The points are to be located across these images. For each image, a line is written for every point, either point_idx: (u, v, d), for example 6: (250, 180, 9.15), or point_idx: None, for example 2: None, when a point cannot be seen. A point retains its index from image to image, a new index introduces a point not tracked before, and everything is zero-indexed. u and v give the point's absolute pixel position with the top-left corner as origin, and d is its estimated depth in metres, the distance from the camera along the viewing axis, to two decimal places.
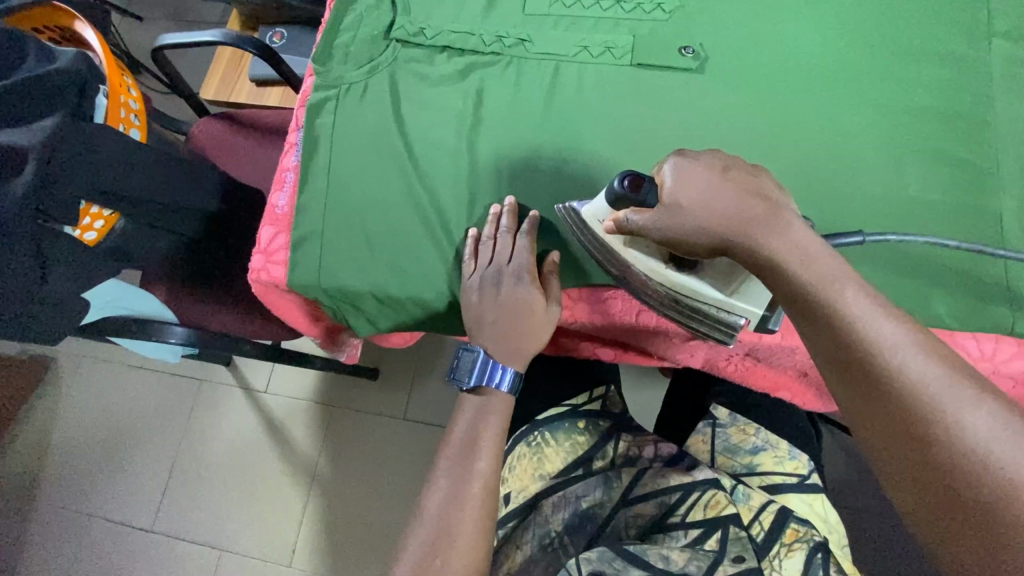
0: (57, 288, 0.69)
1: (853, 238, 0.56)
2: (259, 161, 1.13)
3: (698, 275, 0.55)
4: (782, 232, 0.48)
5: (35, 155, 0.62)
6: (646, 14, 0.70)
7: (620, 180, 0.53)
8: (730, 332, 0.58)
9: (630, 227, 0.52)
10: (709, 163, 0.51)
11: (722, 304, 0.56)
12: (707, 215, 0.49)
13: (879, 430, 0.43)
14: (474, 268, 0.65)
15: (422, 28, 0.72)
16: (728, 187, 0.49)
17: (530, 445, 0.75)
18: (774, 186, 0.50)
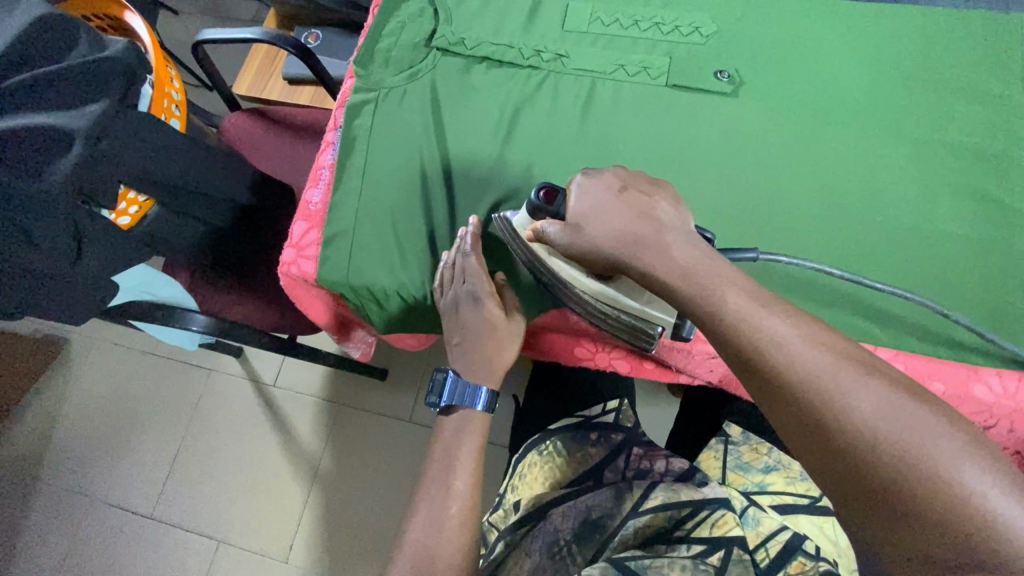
0: (90, 268, 0.70)
1: (749, 253, 0.58)
2: (288, 158, 1.15)
3: (611, 288, 0.58)
4: (669, 253, 0.49)
5: (81, 138, 0.63)
6: (683, 37, 0.71)
7: (536, 190, 0.57)
8: (649, 344, 0.62)
9: (545, 237, 0.56)
10: (609, 182, 0.54)
11: (636, 314, 0.58)
12: (602, 230, 0.52)
13: (769, 409, 0.43)
14: (443, 294, 0.65)
15: (462, 38, 0.74)
16: (628, 208, 0.52)
17: (542, 455, 0.79)
18: (669, 205, 0.53)
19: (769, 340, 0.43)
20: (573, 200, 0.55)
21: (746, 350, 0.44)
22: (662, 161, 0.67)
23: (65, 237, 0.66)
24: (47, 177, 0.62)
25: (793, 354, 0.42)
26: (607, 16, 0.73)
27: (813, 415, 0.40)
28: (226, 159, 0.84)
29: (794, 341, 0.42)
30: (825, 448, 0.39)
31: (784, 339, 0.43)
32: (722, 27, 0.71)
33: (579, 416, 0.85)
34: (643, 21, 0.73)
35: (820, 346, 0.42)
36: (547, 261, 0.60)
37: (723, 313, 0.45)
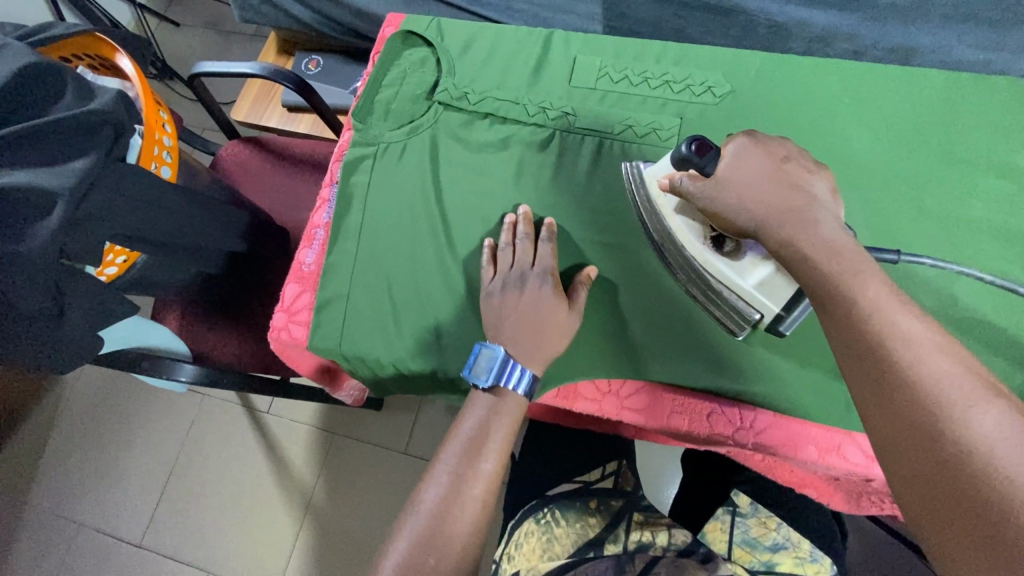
0: (72, 328, 0.67)
1: (892, 254, 0.53)
2: (284, 191, 1.12)
3: (725, 258, 0.55)
4: (815, 229, 0.48)
5: (63, 200, 0.60)
6: (696, 96, 0.68)
7: (689, 141, 0.53)
8: (744, 324, 0.57)
9: (683, 190, 0.54)
10: (777, 152, 0.53)
11: (746, 294, 0.54)
12: (749, 191, 0.51)
13: (873, 404, 0.41)
14: (493, 275, 0.62)
15: (465, 92, 0.71)
16: (779, 180, 0.51)
17: (540, 523, 0.76)
18: (828, 189, 0.51)
19: (943, 378, 0.38)
20: (727, 161, 0.53)
21: (894, 381, 0.40)
22: None
23: (46, 301, 0.63)
24: (28, 240, 0.60)
25: (972, 405, 0.36)
26: (616, 72, 0.71)
27: (967, 482, 0.35)
28: (219, 209, 0.80)
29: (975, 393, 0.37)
30: (921, 453, 0.37)
31: (914, 337, 0.40)
32: (737, 87, 0.68)
33: (577, 482, 0.82)
34: (654, 78, 0.70)
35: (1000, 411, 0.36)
36: (669, 220, 0.58)
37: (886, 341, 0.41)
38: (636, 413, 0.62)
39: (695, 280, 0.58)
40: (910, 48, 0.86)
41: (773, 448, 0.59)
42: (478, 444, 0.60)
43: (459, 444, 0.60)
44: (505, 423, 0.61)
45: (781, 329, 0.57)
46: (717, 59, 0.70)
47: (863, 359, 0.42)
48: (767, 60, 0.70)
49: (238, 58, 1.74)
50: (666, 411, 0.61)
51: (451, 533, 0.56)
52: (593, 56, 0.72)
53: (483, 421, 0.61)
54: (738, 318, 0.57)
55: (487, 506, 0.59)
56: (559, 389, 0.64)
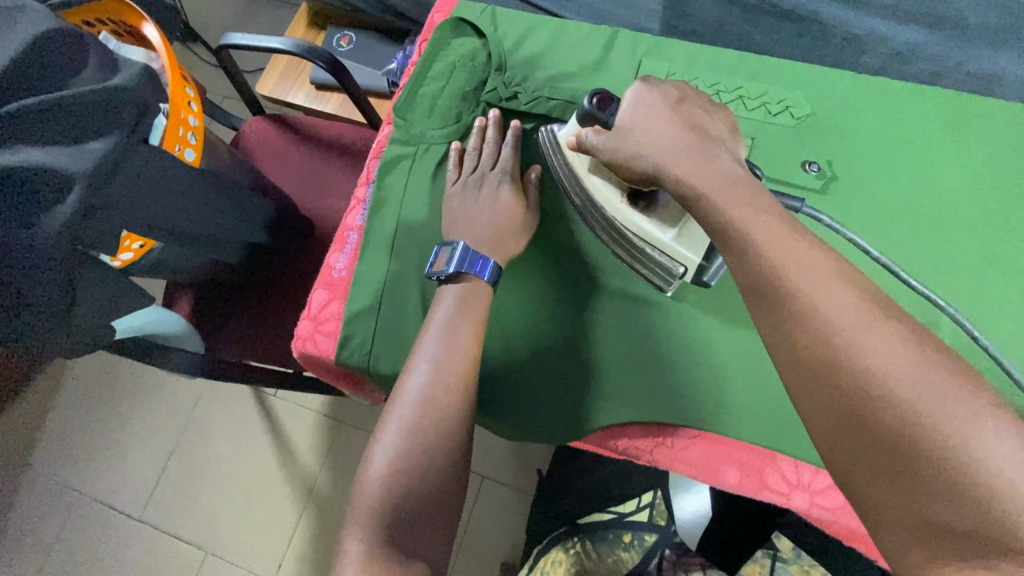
0: (84, 322, 0.62)
1: (796, 203, 0.53)
2: (307, 174, 1.07)
3: (644, 211, 0.54)
4: (718, 169, 0.47)
5: (81, 185, 0.56)
6: (771, 115, 0.62)
7: (591, 97, 0.54)
8: (668, 279, 0.57)
9: (589, 145, 0.53)
10: (671, 94, 0.52)
11: (665, 247, 0.54)
12: (650, 140, 0.50)
13: (811, 397, 0.38)
14: (457, 176, 0.63)
15: (517, 92, 0.66)
16: (680, 124, 0.50)
17: (568, 553, 0.73)
18: (725, 128, 0.51)
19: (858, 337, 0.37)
20: (625, 107, 0.53)
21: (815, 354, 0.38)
22: None
23: (57, 297, 0.58)
24: (40, 227, 0.55)
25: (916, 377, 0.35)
26: (684, 80, 0.65)
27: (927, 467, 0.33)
28: (245, 197, 0.76)
29: (888, 343, 0.36)
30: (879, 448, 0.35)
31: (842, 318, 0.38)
32: (816, 107, 0.62)
33: (611, 512, 0.77)
34: (726, 91, 0.64)
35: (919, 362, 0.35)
36: (585, 177, 0.58)
37: (800, 308, 0.40)
38: (688, 468, 0.56)
39: (618, 240, 0.59)
40: (999, 75, 0.79)
41: (833, 516, 0.54)
42: (444, 340, 0.54)
43: (430, 342, 0.55)
44: (471, 319, 0.56)
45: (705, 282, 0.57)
46: (795, 74, 0.64)
47: (805, 356, 0.39)
48: (849, 79, 0.64)
49: (265, 25, 1.67)
50: (717, 465, 0.55)
51: (431, 437, 0.51)
52: (659, 61, 0.66)
53: (450, 317, 0.55)
54: (663, 273, 0.56)
55: (461, 418, 0.53)
56: (603, 429, 0.59)
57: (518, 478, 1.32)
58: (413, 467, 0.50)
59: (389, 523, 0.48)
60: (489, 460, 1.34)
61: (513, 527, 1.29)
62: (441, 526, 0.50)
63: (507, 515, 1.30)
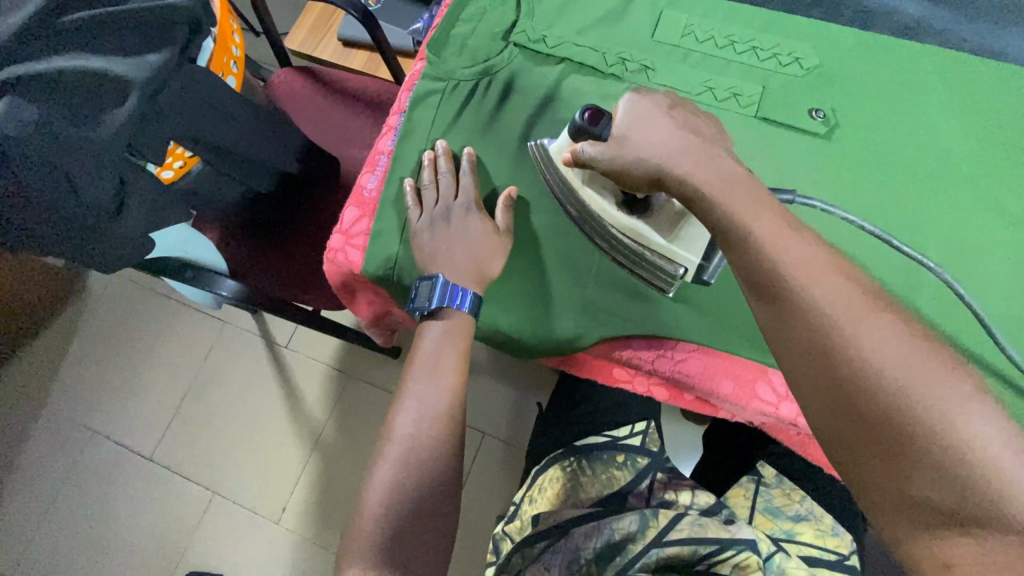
0: (128, 225, 0.67)
1: (785, 194, 0.56)
2: (332, 124, 1.11)
3: (645, 219, 0.57)
4: (720, 167, 0.50)
5: (139, 89, 0.61)
6: (782, 66, 0.67)
7: (581, 111, 0.55)
8: (669, 279, 0.58)
9: (586, 157, 0.54)
10: (658, 102, 0.55)
11: (665, 250, 0.56)
12: (650, 147, 0.52)
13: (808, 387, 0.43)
14: (421, 213, 0.65)
15: (544, 36, 0.70)
16: (677, 130, 0.52)
17: (566, 471, 0.78)
18: (715, 131, 0.54)
19: (863, 334, 0.41)
20: (620, 117, 0.55)
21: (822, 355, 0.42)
22: None
23: (110, 193, 0.63)
24: (99, 125, 0.60)
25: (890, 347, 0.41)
26: (701, 31, 0.69)
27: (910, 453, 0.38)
28: (282, 127, 0.80)
29: (884, 336, 0.41)
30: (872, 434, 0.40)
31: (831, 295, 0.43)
32: (824, 61, 0.67)
33: (605, 436, 0.82)
34: (741, 43, 0.68)
35: (909, 350, 0.40)
36: (581, 189, 0.60)
37: (803, 306, 0.43)
38: (685, 377, 0.61)
39: (619, 248, 0.60)
40: (1000, 50, 0.83)
41: None
42: (430, 368, 0.65)
43: (417, 377, 0.65)
44: (455, 346, 0.65)
45: (705, 279, 0.59)
46: (806, 30, 0.68)
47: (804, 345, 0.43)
48: (858, 37, 0.68)
49: None
50: (715, 375, 0.60)
51: (422, 454, 0.61)
52: (679, 12, 0.70)
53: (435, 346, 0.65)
54: (665, 277, 0.58)
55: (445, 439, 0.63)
56: (609, 340, 0.63)
57: (517, 435, 1.37)
58: (407, 480, 0.61)
59: (398, 509, 0.59)
60: (493, 416, 1.39)
61: (511, 480, 1.34)
62: (433, 516, 0.61)
63: (506, 469, 1.35)
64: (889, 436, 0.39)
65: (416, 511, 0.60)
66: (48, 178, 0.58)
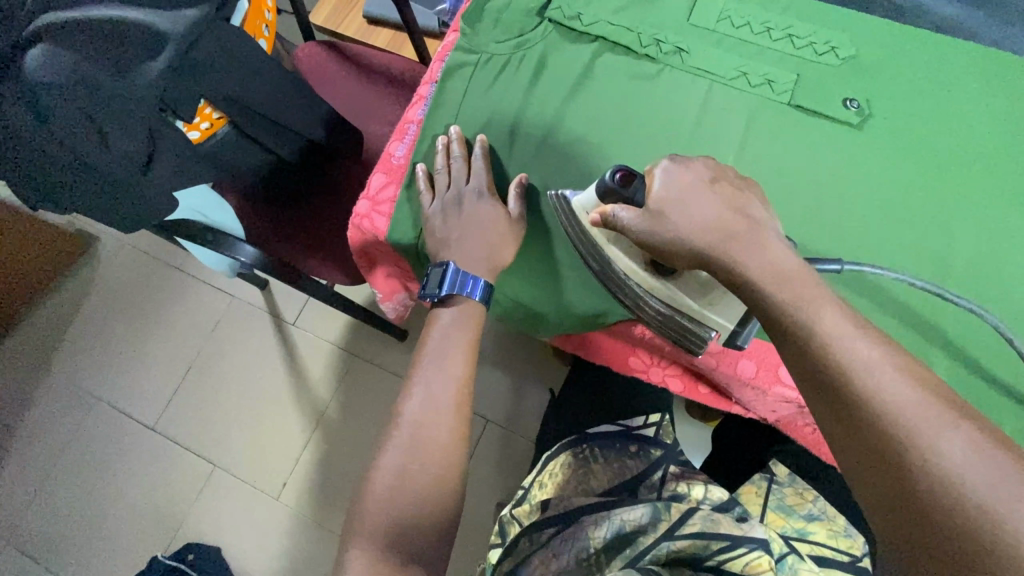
0: (157, 181, 0.68)
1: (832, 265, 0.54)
2: (354, 99, 1.10)
3: (675, 285, 0.55)
4: (761, 250, 0.49)
5: (173, 44, 0.61)
6: (817, 55, 0.66)
7: (613, 172, 0.53)
8: (699, 342, 0.56)
9: (617, 222, 0.53)
10: (698, 172, 0.53)
11: (696, 313, 0.55)
12: (687, 219, 0.51)
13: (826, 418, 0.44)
14: (431, 199, 0.65)
15: (579, 14, 0.69)
16: (716, 202, 0.51)
17: (577, 458, 0.76)
18: (755, 203, 0.52)
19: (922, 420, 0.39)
20: (656, 185, 0.53)
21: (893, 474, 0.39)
22: (769, 184, 0.63)
23: (139, 144, 0.64)
24: (133, 77, 0.60)
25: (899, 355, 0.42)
26: (737, 16, 0.68)
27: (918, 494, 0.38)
28: (310, 94, 0.80)
29: (947, 425, 0.39)
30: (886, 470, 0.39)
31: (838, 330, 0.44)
32: (860, 52, 0.66)
33: (618, 425, 0.81)
34: (777, 30, 0.67)
35: (987, 463, 0.36)
36: (608, 250, 0.57)
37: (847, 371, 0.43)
38: (709, 357, 0.62)
39: (646, 309, 0.58)
40: None
41: None
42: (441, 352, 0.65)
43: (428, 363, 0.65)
44: (465, 334, 0.66)
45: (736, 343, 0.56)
46: (843, 20, 0.68)
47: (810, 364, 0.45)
48: (895, 30, 0.67)
49: None
50: (735, 358, 0.61)
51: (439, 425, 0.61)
52: None
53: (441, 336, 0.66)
54: (696, 341, 0.57)
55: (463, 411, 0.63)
56: (631, 318, 0.63)
57: (521, 422, 1.37)
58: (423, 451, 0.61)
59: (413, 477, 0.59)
60: (498, 404, 1.38)
61: (513, 468, 1.34)
62: (446, 488, 0.60)
63: (508, 456, 1.35)
64: (929, 520, 0.37)
65: (430, 481, 0.60)
66: (79, 125, 0.60)
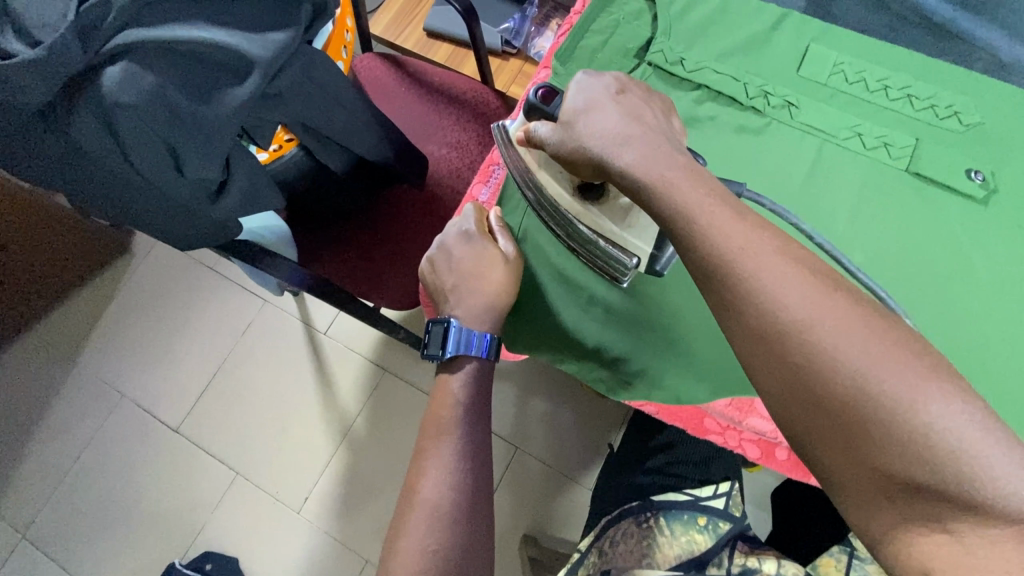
0: (224, 210, 0.66)
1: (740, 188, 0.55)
2: (414, 113, 1.04)
3: (599, 208, 0.56)
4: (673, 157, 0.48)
5: (261, 69, 0.58)
6: (938, 119, 0.62)
7: (535, 89, 0.56)
8: (622, 270, 0.56)
9: (536, 137, 0.54)
10: (608, 84, 0.54)
11: (617, 238, 0.55)
12: (597, 129, 0.51)
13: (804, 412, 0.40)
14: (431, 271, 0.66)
15: (682, 58, 0.65)
16: (622, 108, 0.52)
17: (640, 526, 0.72)
18: (661, 114, 0.53)
19: None
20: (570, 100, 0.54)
21: (787, 356, 0.40)
22: (881, 257, 0.58)
23: (215, 172, 0.61)
24: (216, 104, 0.57)
25: None
26: (852, 71, 0.64)
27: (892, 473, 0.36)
28: (383, 119, 0.76)
29: None
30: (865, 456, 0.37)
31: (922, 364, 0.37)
32: (985, 120, 0.62)
33: (685, 493, 0.74)
34: (895, 89, 0.63)
35: None
36: (538, 173, 0.58)
37: None
38: None
39: (570, 234, 0.59)
40: None
41: None
42: None
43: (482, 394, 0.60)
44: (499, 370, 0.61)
45: (658, 272, 0.57)
46: (967, 82, 0.63)
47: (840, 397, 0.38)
48: None
49: None
50: None
51: None
52: (828, 48, 0.65)
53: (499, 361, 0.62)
54: (617, 269, 0.57)
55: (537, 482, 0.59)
56: (734, 398, 0.59)
57: (555, 455, 1.32)
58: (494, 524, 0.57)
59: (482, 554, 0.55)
60: (532, 434, 1.34)
61: (545, 502, 1.29)
62: None
63: (542, 489, 1.30)
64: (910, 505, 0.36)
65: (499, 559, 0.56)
66: (154, 150, 0.56)
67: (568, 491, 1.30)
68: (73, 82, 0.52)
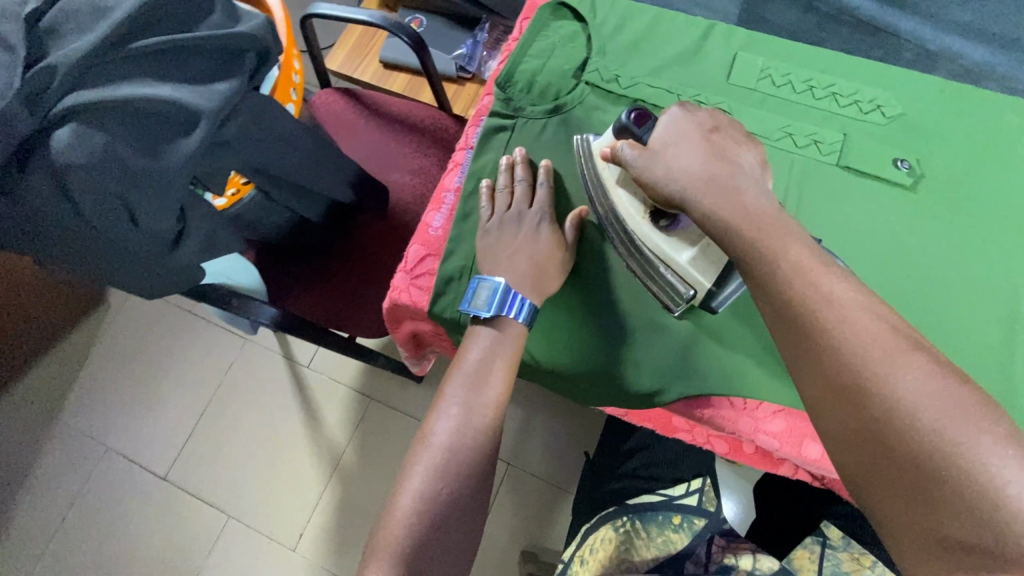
0: (183, 258, 0.67)
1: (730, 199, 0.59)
2: (374, 144, 1.06)
3: (666, 234, 0.56)
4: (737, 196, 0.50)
5: (207, 119, 0.59)
6: (863, 114, 0.65)
7: (630, 111, 0.57)
8: (678, 299, 0.57)
9: (620, 155, 0.55)
10: (703, 120, 0.55)
11: (679, 267, 0.55)
12: (682, 163, 0.52)
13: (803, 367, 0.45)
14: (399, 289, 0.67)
15: (617, 75, 0.68)
16: (710, 146, 0.53)
17: (618, 532, 0.74)
18: (751, 160, 0.54)
19: None
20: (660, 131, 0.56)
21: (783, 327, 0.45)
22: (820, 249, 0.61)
23: (170, 223, 0.62)
24: (164, 156, 0.58)
25: None
26: (779, 75, 0.67)
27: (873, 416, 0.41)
28: (339, 156, 0.79)
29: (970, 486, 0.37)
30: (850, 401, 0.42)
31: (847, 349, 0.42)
32: (907, 110, 0.65)
33: (659, 494, 0.76)
34: (820, 89, 0.66)
35: None
36: (613, 191, 0.60)
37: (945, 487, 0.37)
38: (772, 438, 0.59)
39: (634, 254, 0.59)
40: None
41: None
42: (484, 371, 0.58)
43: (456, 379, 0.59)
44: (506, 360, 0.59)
45: (714, 306, 0.58)
46: (888, 77, 0.66)
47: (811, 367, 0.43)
48: (944, 87, 0.66)
49: None
50: (801, 437, 0.59)
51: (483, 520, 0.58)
52: (754, 54, 0.68)
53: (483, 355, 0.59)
54: (673, 295, 0.57)
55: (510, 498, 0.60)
56: (693, 398, 0.61)
57: (546, 466, 1.33)
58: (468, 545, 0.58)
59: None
60: (521, 449, 1.34)
61: (539, 516, 1.30)
62: None
63: (535, 502, 1.31)
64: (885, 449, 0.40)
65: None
66: (107, 207, 0.57)
67: (562, 502, 1.30)
68: (23, 145, 0.54)
